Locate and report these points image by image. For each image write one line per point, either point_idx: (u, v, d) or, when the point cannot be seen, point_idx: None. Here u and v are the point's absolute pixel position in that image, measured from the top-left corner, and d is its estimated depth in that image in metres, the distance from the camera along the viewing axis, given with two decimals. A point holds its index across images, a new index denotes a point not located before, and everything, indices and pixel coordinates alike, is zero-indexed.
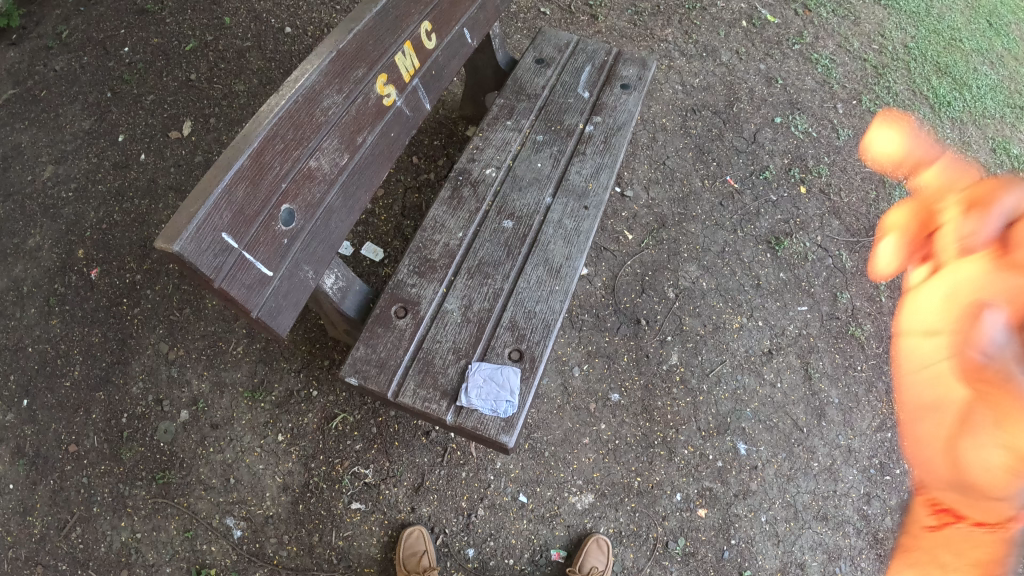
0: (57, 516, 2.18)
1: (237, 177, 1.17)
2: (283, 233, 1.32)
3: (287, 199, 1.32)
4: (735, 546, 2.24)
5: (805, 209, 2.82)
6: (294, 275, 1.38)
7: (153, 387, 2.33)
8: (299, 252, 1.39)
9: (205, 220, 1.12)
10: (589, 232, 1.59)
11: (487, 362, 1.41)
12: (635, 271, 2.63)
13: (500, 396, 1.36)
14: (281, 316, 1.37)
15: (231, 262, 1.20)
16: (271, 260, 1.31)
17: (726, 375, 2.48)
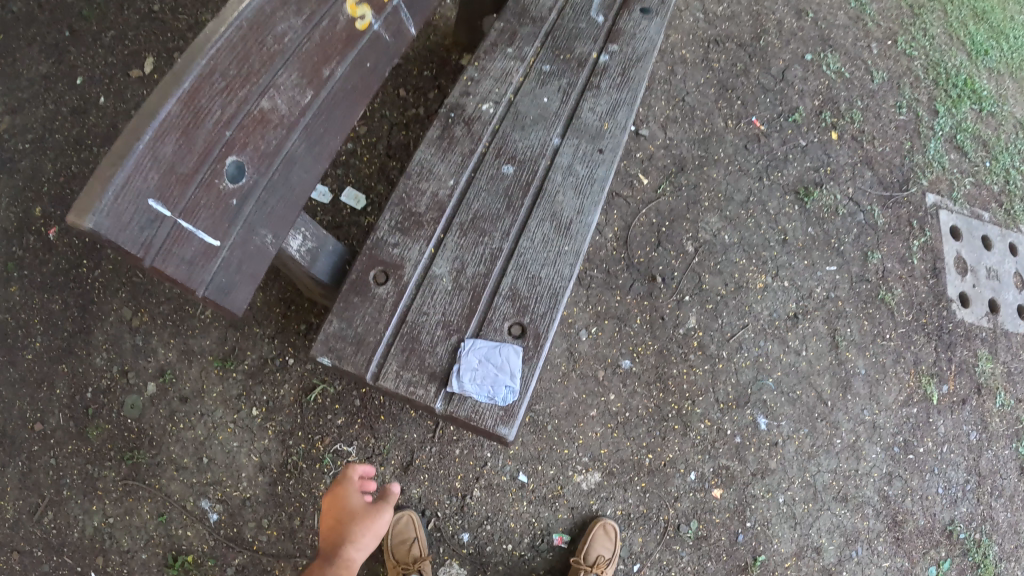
0: (28, 500, 2.01)
1: (165, 128, 0.92)
2: (231, 192, 1.08)
3: (234, 152, 1.07)
4: (750, 530, 2.15)
5: (836, 158, 2.51)
6: (248, 242, 1.16)
7: (117, 357, 2.08)
8: (253, 213, 1.15)
9: (123, 186, 0.88)
10: (605, 180, 1.34)
11: (483, 339, 1.20)
12: (650, 222, 2.25)
13: (497, 382, 1.17)
14: (234, 291, 1.15)
15: (164, 235, 0.97)
16: (217, 226, 1.08)
17: (747, 341, 2.23)
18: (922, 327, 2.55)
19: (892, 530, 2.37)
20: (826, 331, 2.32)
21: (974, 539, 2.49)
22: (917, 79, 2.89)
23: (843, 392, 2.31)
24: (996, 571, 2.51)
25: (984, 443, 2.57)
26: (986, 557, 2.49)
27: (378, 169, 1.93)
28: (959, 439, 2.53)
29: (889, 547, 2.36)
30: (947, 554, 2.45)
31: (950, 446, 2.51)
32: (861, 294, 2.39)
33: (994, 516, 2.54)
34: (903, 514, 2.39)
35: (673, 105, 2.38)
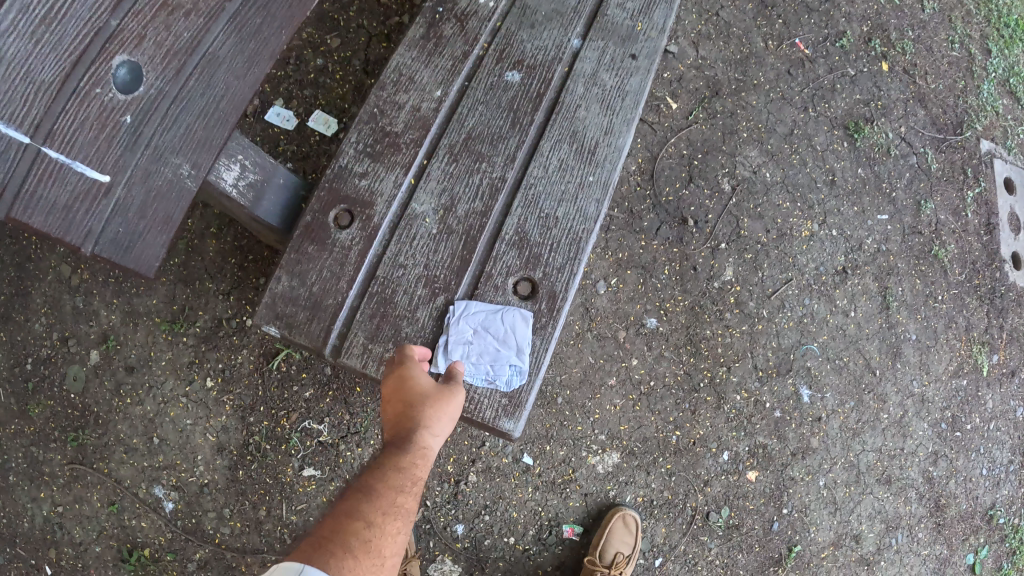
0: None
1: (9, 20, 0.72)
2: (122, 107, 0.83)
3: (123, 51, 0.81)
4: (786, 518, 1.92)
5: (888, 91, 2.13)
6: (153, 175, 0.89)
7: (56, 322, 1.78)
8: (159, 136, 0.88)
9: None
10: (640, 92, 1.07)
11: (479, 304, 0.99)
12: (679, 152, 1.91)
13: (498, 357, 0.98)
14: (140, 243, 0.89)
15: (24, 168, 0.76)
16: (105, 155, 0.82)
17: (790, 299, 1.94)
18: (975, 289, 2.26)
19: (935, 515, 2.12)
20: (876, 290, 2.02)
21: (1013, 524, 2.25)
22: (968, 13, 2.42)
23: (892, 360, 2.03)
24: None
25: None
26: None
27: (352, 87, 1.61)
28: (1007, 415, 2.26)
29: (930, 534, 2.13)
30: (986, 540, 2.22)
31: (998, 423, 2.25)
32: (913, 249, 2.08)
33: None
34: (946, 497, 2.15)
35: (705, 19, 1.98)
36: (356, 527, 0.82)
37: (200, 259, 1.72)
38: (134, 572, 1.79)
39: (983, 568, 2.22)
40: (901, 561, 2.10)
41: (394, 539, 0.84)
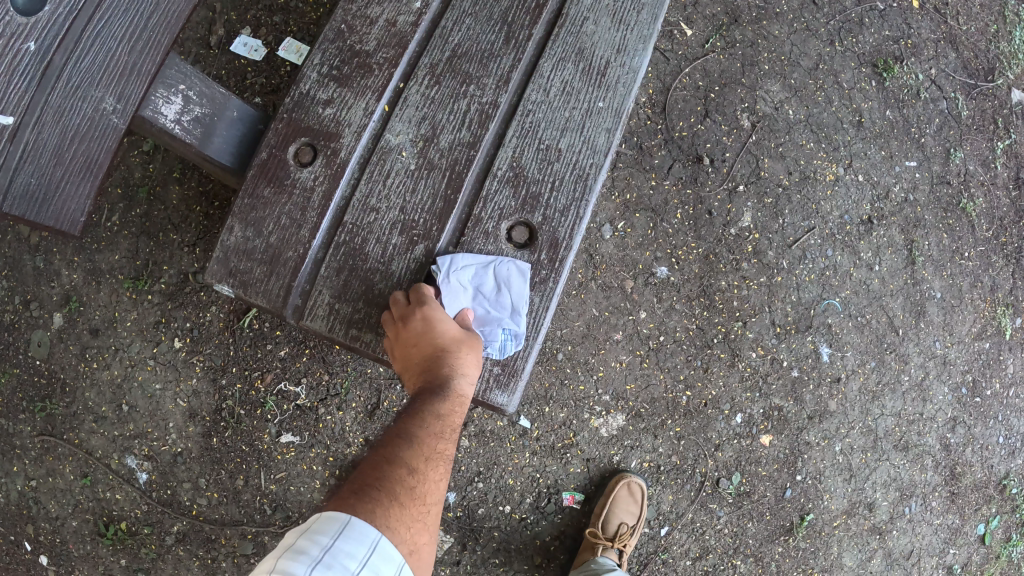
0: None
1: None
2: (23, 34, 0.75)
3: None
4: (799, 485, 1.82)
5: (918, 29, 1.95)
6: (68, 114, 0.80)
7: (17, 284, 1.65)
8: (69, 67, 0.79)
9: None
10: (659, 5, 0.92)
11: (466, 258, 0.86)
12: (694, 84, 1.75)
13: (494, 320, 0.87)
14: (59, 194, 0.82)
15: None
16: (7, 91, 0.75)
17: (813, 249, 1.80)
18: (1001, 248, 2.12)
19: (950, 483, 2.04)
20: (902, 243, 1.88)
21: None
22: None
23: (916, 319, 1.90)
24: None
25: None
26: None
27: (326, 10, 1.44)
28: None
29: (944, 503, 2.04)
30: (997, 511, 2.13)
31: (1019, 389, 2.13)
32: (941, 200, 1.94)
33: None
34: (963, 465, 2.05)
35: None
36: (399, 474, 0.88)
37: (165, 207, 1.58)
38: (111, 546, 1.70)
39: (994, 539, 2.14)
40: (914, 531, 2.01)
41: (438, 479, 0.90)
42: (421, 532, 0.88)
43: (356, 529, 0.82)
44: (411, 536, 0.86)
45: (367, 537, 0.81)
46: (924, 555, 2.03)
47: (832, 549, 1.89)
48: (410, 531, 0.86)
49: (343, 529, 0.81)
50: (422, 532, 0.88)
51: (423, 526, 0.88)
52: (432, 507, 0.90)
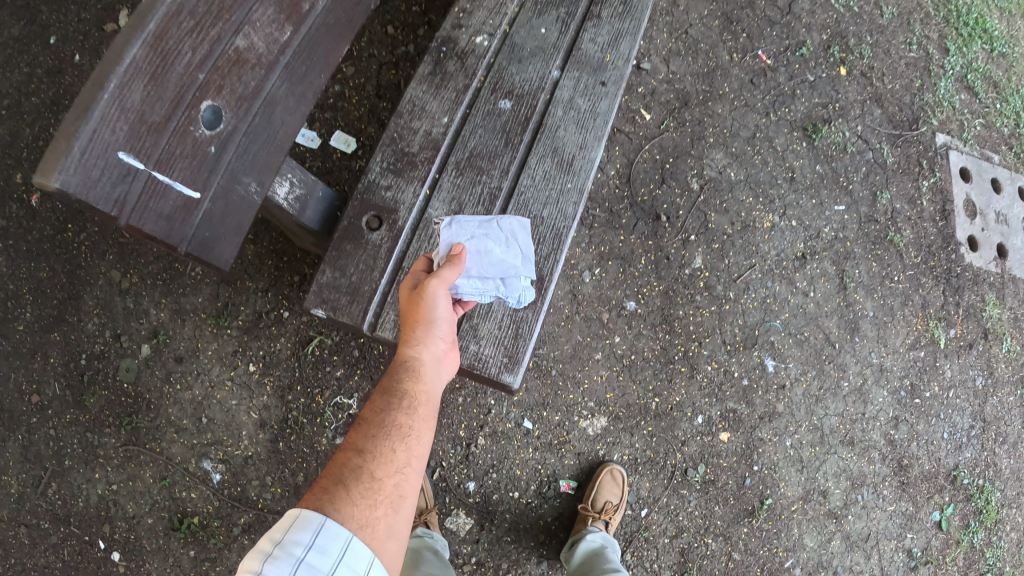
0: (31, 473, 2.05)
1: (135, 78, 0.87)
2: (208, 140, 1.03)
3: (208, 94, 1.00)
4: (757, 473, 2.18)
5: (844, 94, 2.40)
6: (230, 193, 1.11)
7: (108, 322, 2.09)
8: (233, 160, 1.10)
9: (89, 139, 0.83)
10: (609, 115, 1.33)
11: (470, 221, 1.23)
12: (653, 157, 2.19)
13: (498, 264, 1.19)
14: (219, 244, 1.13)
15: (138, 190, 0.93)
16: (195, 176, 1.03)
17: (755, 282, 2.22)
18: (930, 270, 2.52)
19: (898, 473, 2.37)
20: (835, 273, 2.32)
21: (976, 484, 2.49)
22: (926, 16, 2.85)
23: (851, 334, 2.32)
24: (997, 517, 2.50)
25: (989, 388, 2.55)
26: (988, 503, 2.49)
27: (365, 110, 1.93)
28: (965, 384, 2.51)
29: (894, 491, 2.36)
30: (951, 499, 2.44)
31: (957, 391, 2.50)
32: (871, 236, 2.38)
33: (997, 461, 2.53)
34: (909, 456, 2.39)
35: (676, 37, 2.27)
36: (348, 463, 1.05)
37: (240, 261, 2.07)
38: (183, 539, 2.04)
39: (951, 525, 2.44)
40: (869, 516, 2.33)
41: (389, 461, 1.07)
42: (375, 510, 1.01)
43: (304, 517, 0.96)
44: (361, 513, 1.00)
45: (313, 521, 0.95)
46: (882, 539, 2.33)
47: (793, 530, 2.22)
48: (361, 509, 1.00)
49: (293, 520, 0.95)
50: (375, 510, 1.01)
51: (373, 504, 1.02)
52: (387, 488, 1.04)
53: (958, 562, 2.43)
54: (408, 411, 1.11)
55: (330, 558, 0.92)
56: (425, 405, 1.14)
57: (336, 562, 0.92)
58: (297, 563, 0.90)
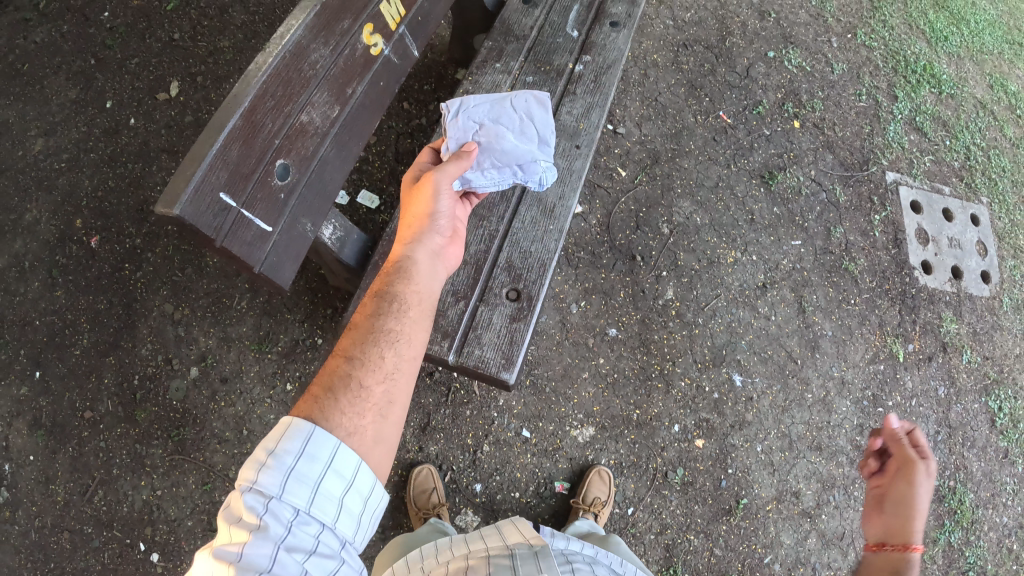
0: (80, 481, 2.29)
1: (232, 139, 1.27)
2: (280, 188, 1.45)
3: (281, 155, 1.43)
4: (732, 476, 2.44)
5: (798, 143, 2.99)
6: (295, 231, 1.52)
7: (161, 348, 2.43)
8: (296, 206, 1.52)
9: (201, 181, 1.21)
10: (582, 173, 1.75)
11: (485, 119, 1.56)
12: (629, 208, 2.68)
13: (513, 152, 1.53)
14: (284, 268, 1.50)
15: (230, 222, 1.31)
16: (271, 215, 1.43)
17: (721, 309, 2.61)
18: (885, 293, 2.84)
19: None
20: (793, 298, 2.69)
21: (948, 487, 2.69)
22: (875, 69, 3.32)
23: (812, 351, 2.65)
24: (972, 516, 2.68)
25: (951, 396, 2.81)
26: (962, 503, 2.68)
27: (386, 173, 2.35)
28: (926, 393, 2.77)
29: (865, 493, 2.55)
30: None
31: (920, 400, 2.75)
32: (825, 264, 2.79)
33: (966, 464, 2.75)
34: None
35: (648, 105, 2.88)
36: (338, 373, 1.24)
37: (281, 297, 2.50)
38: None
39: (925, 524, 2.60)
40: (842, 517, 2.50)
41: (376, 370, 1.26)
42: (362, 418, 1.21)
43: (295, 428, 1.15)
44: (350, 422, 1.20)
45: (302, 431, 1.15)
46: (855, 536, 2.48)
47: (770, 528, 2.41)
48: (350, 419, 1.20)
49: (285, 431, 1.15)
50: (363, 419, 1.21)
51: (360, 412, 1.21)
52: (375, 394, 1.25)
53: (937, 561, 2.59)
54: (393, 321, 1.33)
55: (318, 464, 1.13)
56: (410, 315, 1.35)
57: (324, 467, 1.13)
58: (288, 472, 1.11)
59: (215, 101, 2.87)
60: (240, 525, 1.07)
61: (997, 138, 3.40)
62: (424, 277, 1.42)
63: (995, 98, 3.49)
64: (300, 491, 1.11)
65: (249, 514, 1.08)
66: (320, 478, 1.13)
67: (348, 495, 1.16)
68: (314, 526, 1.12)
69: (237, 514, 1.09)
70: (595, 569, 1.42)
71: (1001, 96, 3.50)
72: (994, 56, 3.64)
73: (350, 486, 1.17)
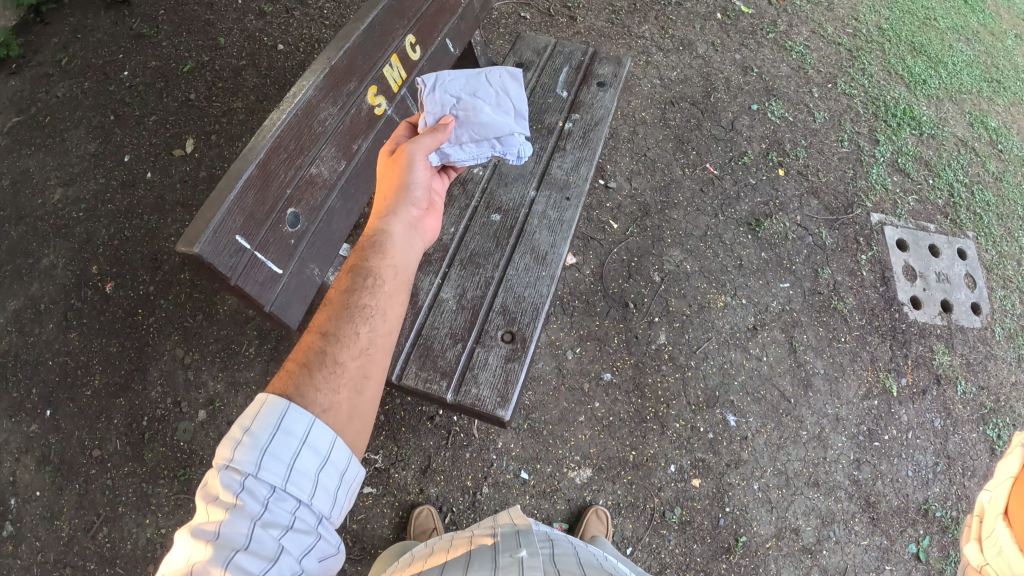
0: (84, 518, 2.32)
1: (247, 185, 1.39)
2: (291, 234, 1.56)
3: (292, 204, 1.55)
4: (729, 514, 2.43)
5: (783, 191, 3.13)
6: (302, 275, 1.63)
7: (170, 391, 2.51)
8: (304, 251, 1.63)
9: (219, 224, 1.32)
10: (572, 224, 1.87)
11: (459, 96, 1.71)
12: (622, 258, 2.84)
13: (490, 125, 1.69)
14: (292, 309, 1.60)
15: (244, 263, 1.41)
16: (281, 258, 1.54)
17: (712, 351, 2.69)
18: (875, 329, 2.88)
19: (866, 510, 2.53)
20: (784, 339, 2.77)
21: (951, 517, 2.59)
22: (856, 116, 3.49)
23: (805, 389, 2.69)
24: None
25: (948, 427, 2.76)
26: None
27: None
28: (923, 426, 2.73)
29: (865, 527, 2.50)
30: (925, 531, 2.54)
31: (915, 433, 2.71)
32: (814, 305, 2.88)
33: (968, 495, 2.65)
34: (875, 495, 2.56)
35: (638, 161, 3.11)
36: (313, 350, 1.36)
37: (288, 343, 2.61)
38: None
39: (930, 556, 2.51)
40: (844, 552, 2.46)
41: (350, 346, 1.38)
42: (337, 395, 1.32)
43: (270, 403, 1.25)
44: (326, 401, 1.30)
45: (277, 408, 1.24)
46: (859, 572, 2.43)
47: (771, 566, 2.38)
48: (325, 396, 1.30)
49: (261, 407, 1.24)
50: (337, 394, 1.32)
51: (335, 388, 1.32)
52: (350, 369, 1.36)
53: None
54: (368, 295, 1.45)
55: (295, 438, 1.23)
56: (384, 289, 1.49)
57: (301, 440, 1.23)
58: (263, 450, 1.19)
59: (229, 157, 3.03)
60: (217, 504, 1.15)
61: (980, 174, 3.49)
62: (399, 254, 1.55)
63: (977, 135, 3.62)
64: (276, 470, 1.19)
65: (226, 492, 1.16)
66: (296, 453, 1.22)
67: (323, 471, 1.25)
68: (291, 502, 1.20)
69: (214, 493, 1.17)
70: (576, 545, 1.50)
71: (982, 133, 3.63)
72: (973, 95, 3.80)
73: (325, 461, 1.26)
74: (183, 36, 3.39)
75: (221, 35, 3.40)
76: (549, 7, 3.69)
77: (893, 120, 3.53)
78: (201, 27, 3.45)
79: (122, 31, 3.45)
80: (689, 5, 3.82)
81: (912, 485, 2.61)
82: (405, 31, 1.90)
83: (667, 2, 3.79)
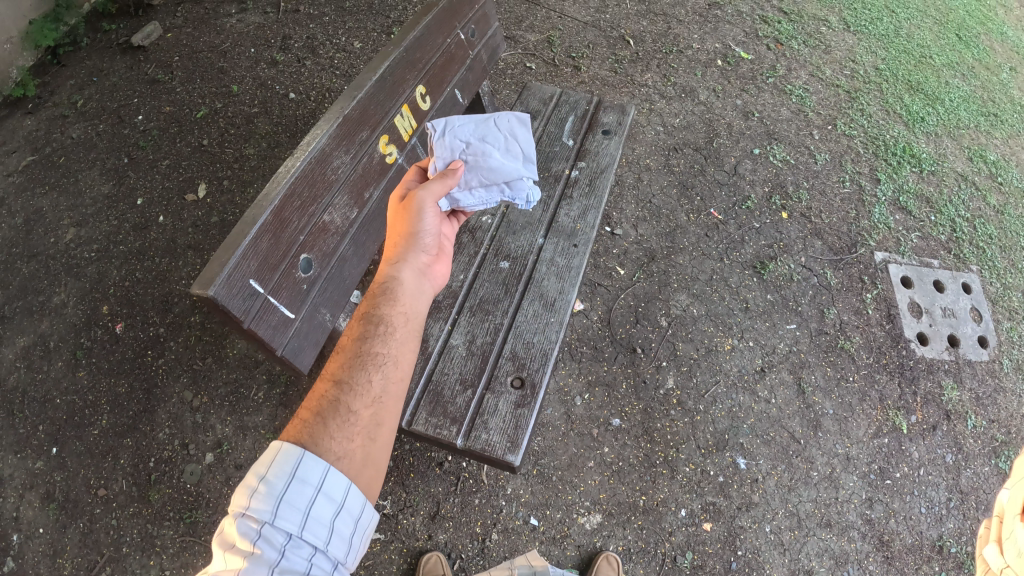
0: (87, 558, 2.29)
1: (261, 231, 1.42)
2: (303, 279, 1.59)
3: (305, 250, 1.59)
4: (742, 557, 2.38)
5: (787, 234, 3.17)
6: (314, 320, 1.65)
7: (178, 433, 2.52)
8: (316, 296, 1.66)
9: (233, 268, 1.34)
10: (580, 270, 1.90)
11: (469, 140, 1.75)
12: (629, 303, 2.87)
13: (500, 169, 1.72)
14: (303, 353, 1.61)
15: (257, 307, 1.43)
16: (292, 303, 1.56)
17: (721, 395, 2.69)
18: (883, 367, 2.87)
19: (881, 549, 2.47)
20: (792, 380, 2.77)
21: (966, 553, 2.53)
22: (856, 156, 3.54)
23: (815, 430, 2.67)
24: None
25: (960, 463, 2.71)
26: None
27: None
28: (934, 462, 2.69)
29: (880, 567, 2.44)
30: (941, 569, 2.48)
31: (928, 469, 2.67)
32: (821, 345, 2.88)
33: None
34: (889, 534, 2.51)
35: (642, 207, 3.17)
36: (327, 399, 1.35)
37: (298, 388, 2.63)
38: None
39: None
40: None
41: (363, 395, 1.37)
42: (350, 443, 1.32)
43: (284, 452, 1.26)
44: (338, 448, 1.31)
45: (292, 455, 1.25)
46: None
47: None
48: (339, 443, 1.31)
49: (275, 456, 1.26)
50: (351, 443, 1.32)
51: (348, 437, 1.32)
52: (363, 417, 1.35)
53: None
54: (381, 342, 1.45)
55: (310, 486, 1.24)
56: (397, 336, 1.48)
57: (315, 489, 1.24)
58: (279, 498, 1.22)
59: (240, 202, 3.09)
60: (235, 551, 1.18)
61: (981, 208, 3.51)
62: (411, 299, 1.56)
63: (977, 169, 3.67)
64: (292, 518, 1.22)
65: (243, 540, 1.18)
66: (310, 503, 1.23)
67: (338, 518, 1.27)
68: (307, 550, 1.22)
69: (232, 540, 1.20)
70: None
71: (982, 167, 3.68)
72: (971, 131, 3.86)
73: (340, 508, 1.27)
74: (197, 82, 3.50)
75: (234, 82, 3.51)
76: (553, 57, 3.81)
77: (893, 159, 3.58)
78: (215, 74, 3.56)
79: (137, 76, 3.56)
80: (689, 53, 3.94)
81: (927, 524, 2.55)
82: (415, 82, 1.97)
83: (668, 50, 3.91)
